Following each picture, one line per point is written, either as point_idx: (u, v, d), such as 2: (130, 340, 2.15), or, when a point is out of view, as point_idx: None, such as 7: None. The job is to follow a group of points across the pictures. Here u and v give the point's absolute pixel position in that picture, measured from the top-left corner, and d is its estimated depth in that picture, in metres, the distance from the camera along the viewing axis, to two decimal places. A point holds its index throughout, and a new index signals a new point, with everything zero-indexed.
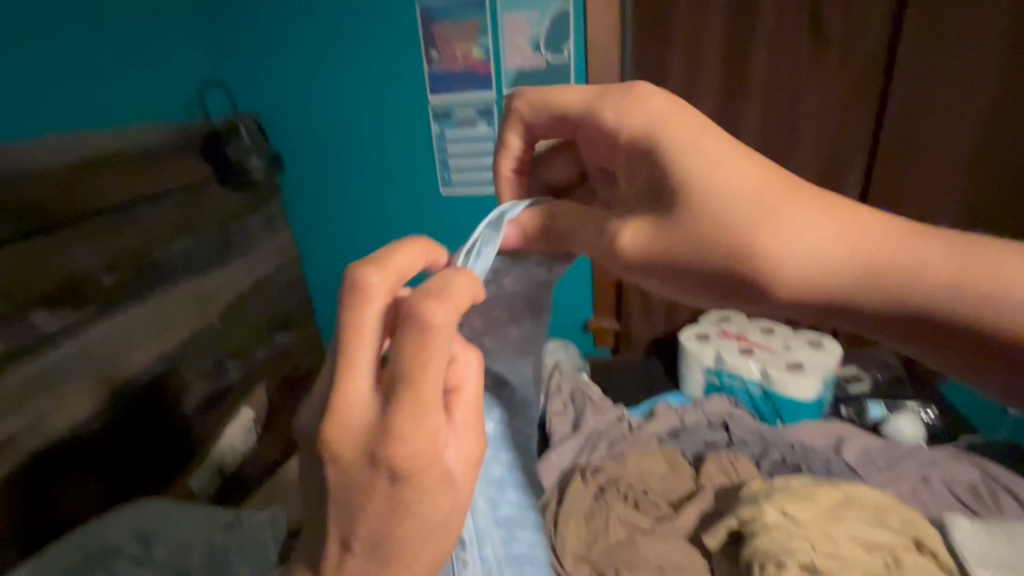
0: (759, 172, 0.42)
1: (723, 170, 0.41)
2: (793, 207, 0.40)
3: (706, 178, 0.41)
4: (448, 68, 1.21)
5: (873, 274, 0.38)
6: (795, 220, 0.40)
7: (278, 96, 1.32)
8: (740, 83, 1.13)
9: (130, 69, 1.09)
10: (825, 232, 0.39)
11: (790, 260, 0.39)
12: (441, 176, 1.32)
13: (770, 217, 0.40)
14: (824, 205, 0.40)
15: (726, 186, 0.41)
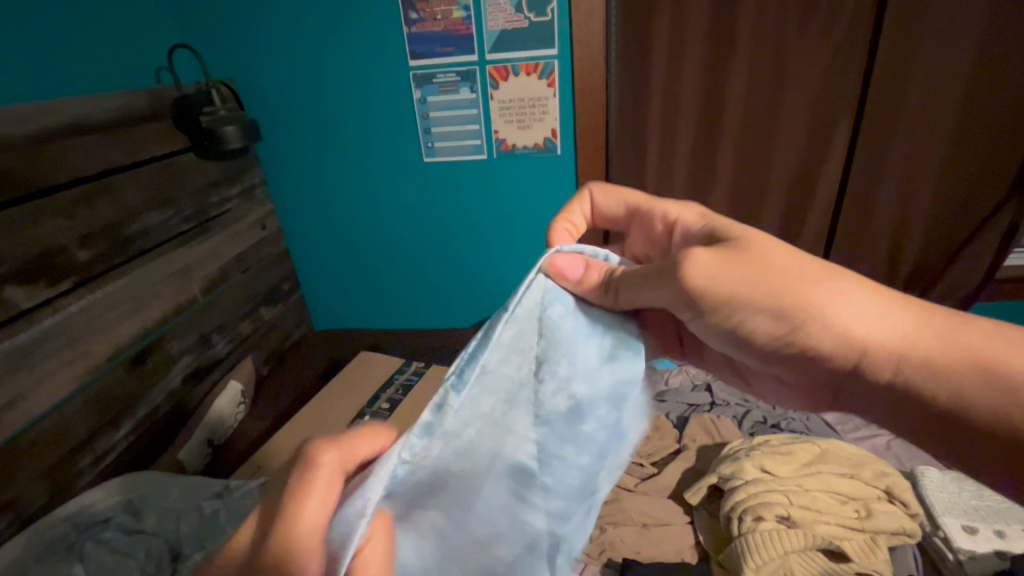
0: (798, 258, 0.47)
1: (766, 248, 0.47)
2: (836, 290, 0.45)
3: (751, 253, 0.47)
4: (428, 30, 1.17)
5: (911, 350, 0.43)
6: (839, 297, 0.45)
7: (252, 62, 1.27)
8: (727, 44, 1.11)
9: (94, 31, 1.04)
10: (868, 321, 0.44)
11: (863, 335, 0.44)
12: (424, 143, 1.30)
13: (816, 291, 0.45)
14: (867, 289, 0.46)
15: (769, 259, 0.46)
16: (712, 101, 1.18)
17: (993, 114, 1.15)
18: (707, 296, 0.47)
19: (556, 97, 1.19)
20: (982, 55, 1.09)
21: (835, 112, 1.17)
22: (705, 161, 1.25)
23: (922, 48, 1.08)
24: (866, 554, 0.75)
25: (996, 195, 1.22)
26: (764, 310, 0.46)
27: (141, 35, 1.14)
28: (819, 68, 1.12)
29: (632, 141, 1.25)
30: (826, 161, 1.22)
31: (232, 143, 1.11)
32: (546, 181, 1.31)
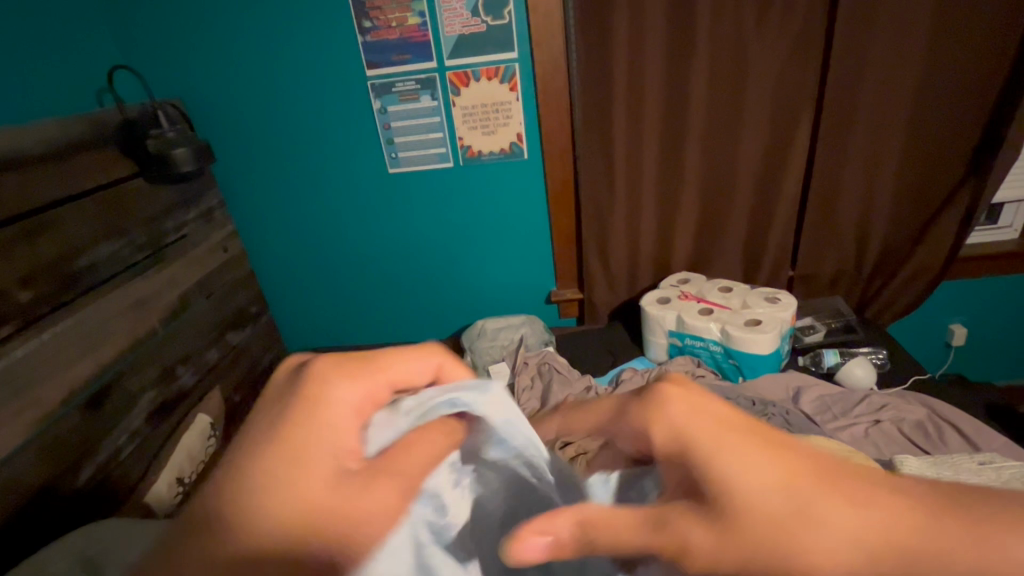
0: (729, 434, 0.30)
1: (693, 423, 0.31)
2: (758, 481, 0.28)
3: (671, 430, 0.32)
4: (383, 40, 1.14)
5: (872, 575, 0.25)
6: (746, 487, 0.29)
7: (199, 79, 1.21)
8: (687, 43, 1.10)
9: (24, 55, 0.97)
10: (776, 474, 0.28)
11: (761, 486, 0.28)
12: (388, 154, 1.26)
13: (744, 496, 0.29)
14: (808, 482, 0.28)
15: (698, 453, 0.30)
16: (675, 98, 1.16)
17: (943, 101, 1.17)
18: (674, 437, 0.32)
19: (518, 101, 1.19)
20: (933, 42, 1.11)
21: (798, 101, 1.17)
22: (672, 159, 1.23)
23: (873, 38, 1.10)
24: None
25: (954, 177, 1.25)
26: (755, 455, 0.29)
27: (77, 57, 1.08)
28: (777, 58, 1.12)
29: (598, 142, 1.21)
30: (791, 151, 1.22)
31: (183, 165, 1.07)
32: (514, 186, 1.29)
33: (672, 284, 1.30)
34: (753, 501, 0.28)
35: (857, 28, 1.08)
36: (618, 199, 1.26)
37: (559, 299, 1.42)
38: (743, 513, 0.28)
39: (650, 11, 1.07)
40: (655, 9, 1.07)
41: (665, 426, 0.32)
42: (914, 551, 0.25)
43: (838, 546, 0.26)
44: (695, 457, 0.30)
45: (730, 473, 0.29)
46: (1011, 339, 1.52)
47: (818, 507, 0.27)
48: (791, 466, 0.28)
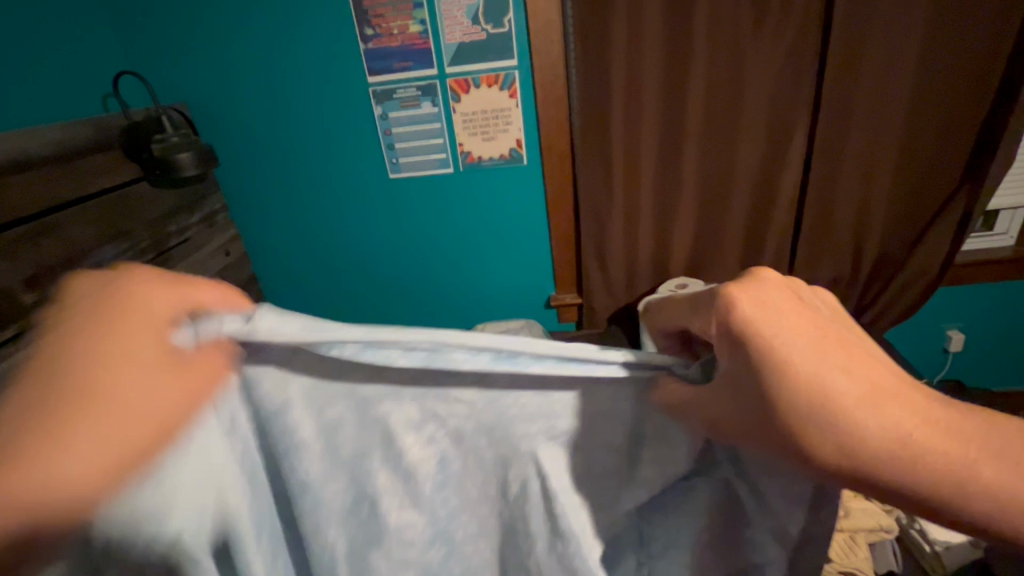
0: (810, 343, 0.33)
1: (782, 328, 0.33)
2: (837, 386, 0.31)
3: (746, 329, 0.34)
4: (385, 47, 1.15)
5: (912, 481, 0.29)
6: (821, 392, 0.31)
7: (203, 85, 1.23)
8: (684, 50, 1.12)
9: (30, 60, 0.99)
10: (857, 385, 0.31)
11: (843, 393, 0.31)
12: (388, 160, 1.28)
13: (812, 404, 0.31)
14: (871, 386, 0.31)
15: (776, 352, 0.33)
16: (673, 104, 1.18)
17: (937, 109, 1.19)
18: (755, 339, 0.33)
19: (518, 107, 1.20)
20: (926, 51, 1.13)
21: (795, 109, 1.18)
22: (669, 164, 1.25)
23: (868, 46, 1.11)
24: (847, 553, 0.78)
25: (950, 183, 1.26)
26: (832, 368, 0.32)
27: (83, 63, 1.10)
28: (773, 67, 1.14)
29: (596, 148, 1.22)
30: (787, 157, 1.23)
31: (186, 169, 1.07)
32: (514, 192, 1.31)
33: (671, 289, 1.31)
34: (861, 428, 0.30)
35: (851, 36, 1.10)
36: (616, 204, 1.27)
37: (559, 304, 1.43)
38: (850, 444, 0.30)
39: (647, 20, 1.09)
40: (652, 17, 1.08)
41: (742, 321, 0.34)
42: (956, 471, 0.29)
43: (985, 494, 0.28)
44: (777, 357, 0.33)
45: (803, 369, 0.32)
46: (1009, 343, 1.52)
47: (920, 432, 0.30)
48: (869, 381, 0.31)
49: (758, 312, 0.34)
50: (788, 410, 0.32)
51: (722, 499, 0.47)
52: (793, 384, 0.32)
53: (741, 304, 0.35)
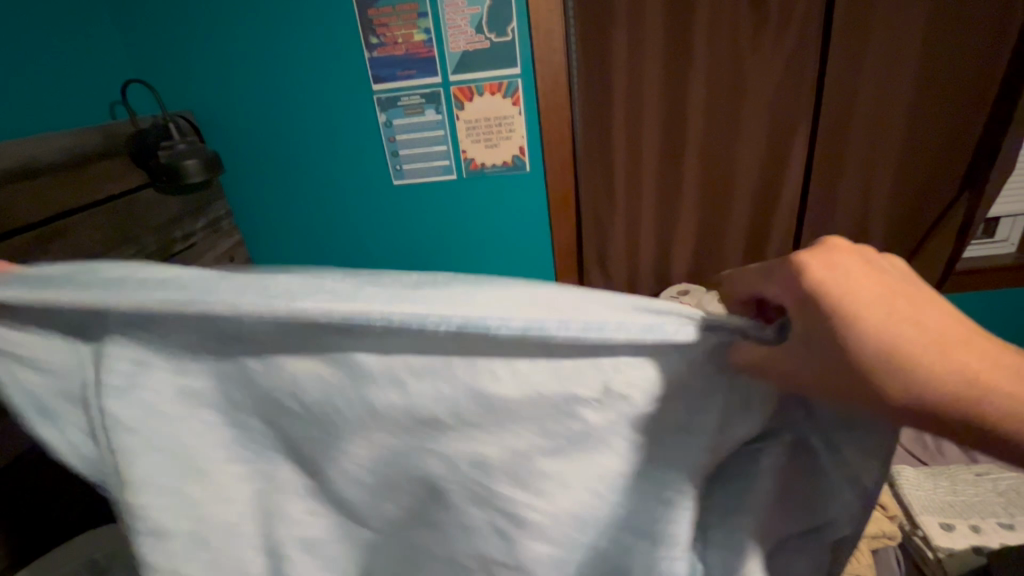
0: (875, 294, 0.33)
1: (850, 287, 0.34)
2: (908, 335, 0.32)
3: (817, 288, 0.34)
4: (390, 55, 1.17)
5: (990, 419, 0.31)
6: (895, 345, 0.32)
7: (209, 92, 1.24)
8: (685, 58, 1.13)
9: (41, 68, 1.00)
10: (928, 334, 0.32)
11: (917, 342, 0.32)
12: (392, 166, 1.29)
13: (887, 353, 0.32)
14: (944, 334, 0.32)
15: (844, 306, 0.33)
16: (674, 112, 1.19)
17: (937, 118, 1.20)
18: (824, 295, 0.34)
19: (521, 114, 1.21)
20: (926, 60, 1.14)
21: (795, 117, 1.19)
22: (671, 171, 1.26)
23: (867, 56, 1.12)
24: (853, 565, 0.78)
25: (950, 190, 1.27)
26: (907, 319, 0.32)
27: (91, 71, 1.11)
28: (774, 75, 1.15)
29: (598, 154, 1.23)
30: (788, 165, 1.24)
31: (192, 176, 1.09)
32: (516, 198, 1.31)
33: (672, 295, 1.32)
34: (941, 380, 0.31)
35: (851, 45, 1.11)
36: (618, 210, 1.28)
37: None
38: (928, 391, 0.31)
39: (649, 29, 1.10)
40: (653, 26, 1.10)
41: (810, 281, 0.34)
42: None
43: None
44: (847, 313, 0.33)
45: (876, 324, 0.32)
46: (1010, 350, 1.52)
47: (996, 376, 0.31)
48: (945, 333, 0.32)
49: (828, 274, 0.34)
50: (857, 360, 0.32)
51: (799, 474, 0.43)
52: (872, 336, 0.32)
53: (810, 271, 0.35)
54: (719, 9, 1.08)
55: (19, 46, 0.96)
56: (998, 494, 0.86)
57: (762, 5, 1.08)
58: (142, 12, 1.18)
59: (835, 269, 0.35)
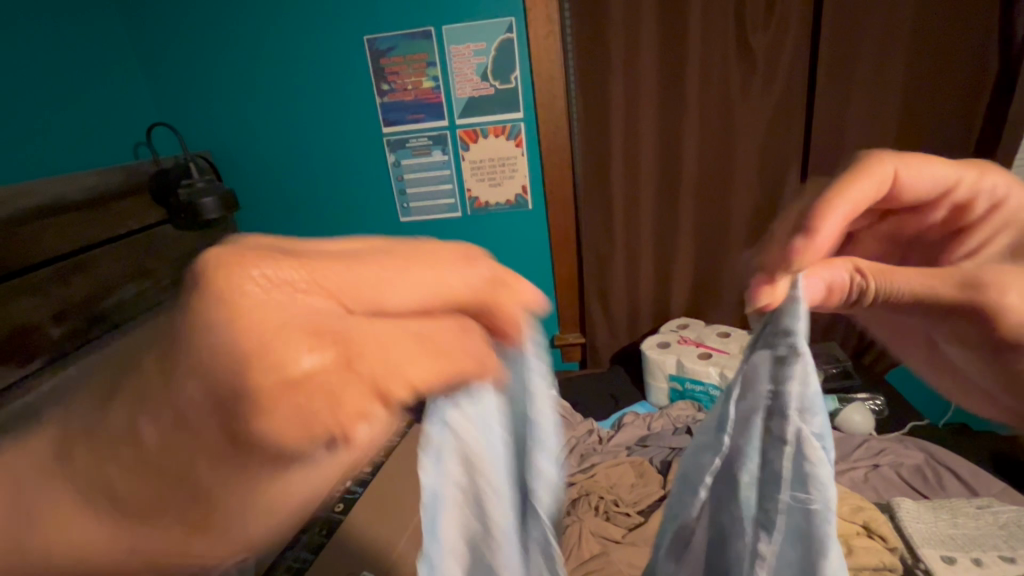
0: (922, 173, 0.46)
1: (925, 179, 0.47)
2: (923, 172, 0.46)
3: (929, 182, 0.47)
4: (400, 100, 1.24)
5: (912, 171, 0.46)
6: (928, 173, 0.46)
7: (229, 134, 1.31)
8: (678, 105, 1.20)
9: (73, 112, 1.07)
10: (916, 173, 0.46)
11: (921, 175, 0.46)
12: (400, 205, 1.34)
13: (927, 169, 0.46)
14: (909, 161, 0.45)
15: (929, 177, 0.47)
16: (669, 155, 1.25)
17: (926, 156, 1.24)
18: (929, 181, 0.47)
19: (524, 156, 1.27)
20: (911, 104, 1.20)
21: (787, 157, 1.24)
22: (668, 209, 1.30)
23: (854, 101, 1.19)
24: (878, 549, 0.76)
25: None
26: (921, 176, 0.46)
27: (120, 116, 1.19)
28: (764, 119, 1.21)
29: (598, 194, 1.28)
30: (781, 202, 1.28)
31: (209, 213, 1.11)
32: (519, 234, 1.35)
33: (672, 329, 1.34)
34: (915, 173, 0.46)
35: (839, 89, 1.17)
36: (618, 246, 1.32)
37: (562, 343, 1.46)
38: (917, 174, 0.46)
39: (644, 76, 1.17)
40: (649, 74, 1.17)
41: (934, 182, 0.47)
42: (902, 168, 0.45)
43: (902, 170, 0.45)
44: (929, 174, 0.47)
45: (925, 175, 0.46)
46: None
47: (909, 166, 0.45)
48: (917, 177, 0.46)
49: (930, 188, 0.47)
50: (923, 176, 0.46)
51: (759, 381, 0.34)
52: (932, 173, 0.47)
53: (931, 184, 0.47)
54: (709, 59, 1.16)
55: (53, 91, 1.04)
56: (999, 527, 0.79)
57: (748, 55, 1.15)
58: (171, 62, 1.27)
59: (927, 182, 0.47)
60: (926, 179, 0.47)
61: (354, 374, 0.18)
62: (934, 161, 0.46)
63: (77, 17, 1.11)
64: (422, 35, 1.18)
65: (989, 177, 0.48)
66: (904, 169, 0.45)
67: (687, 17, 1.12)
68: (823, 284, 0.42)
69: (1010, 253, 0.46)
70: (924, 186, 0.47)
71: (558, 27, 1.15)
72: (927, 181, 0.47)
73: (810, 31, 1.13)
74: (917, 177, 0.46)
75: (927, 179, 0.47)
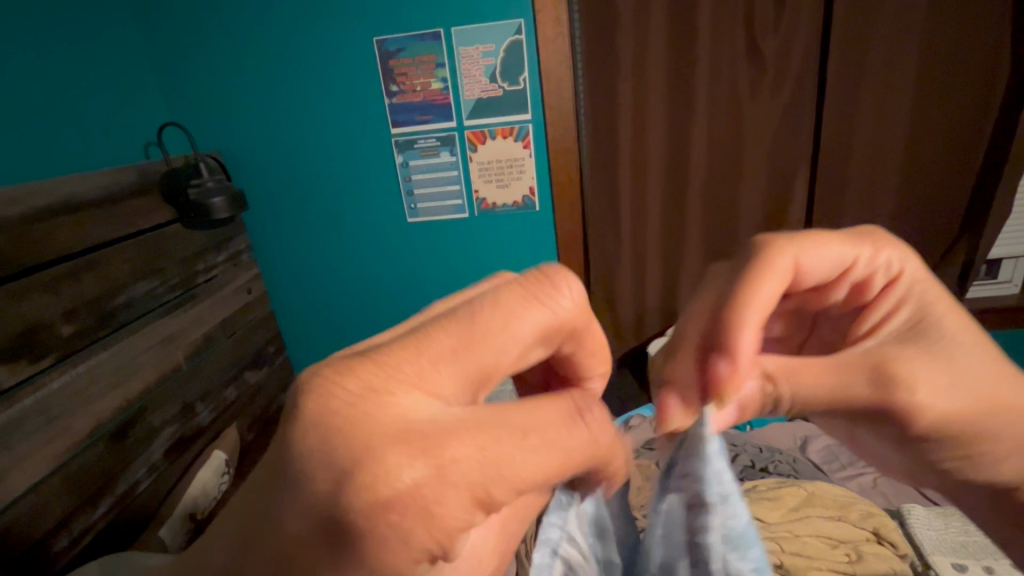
0: (820, 250, 0.50)
1: (826, 254, 0.50)
2: (820, 249, 0.50)
3: (830, 257, 0.50)
4: (408, 101, 1.24)
5: (808, 249, 0.49)
6: (826, 250, 0.50)
7: (238, 134, 1.32)
8: (686, 107, 1.19)
9: (85, 111, 1.08)
10: (813, 252, 0.49)
11: (819, 250, 0.49)
12: (407, 205, 1.34)
13: (825, 245, 0.50)
14: (805, 243, 0.49)
15: (829, 252, 0.50)
16: (677, 157, 1.24)
17: (937, 159, 1.23)
18: (831, 256, 0.50)
19: (531, 157, 1.26)
20: (922, 106, 1.19)
21: (796, 159, 1.23)
22: (676, 213, 1.30)
23: (864, 103, 1.18)
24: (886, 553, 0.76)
25: (949, 233, 1.30)
26: (820, 253, 0.49)
27: (130, 115, 1.20)
28: (774, 121, 1.20)
29: (605, 196, 1.29)
30: (788, 206, 1.28)
31: (218, 213, 1.14)
32: (526, 236, 1.36)
33: None
34: (813, 252, 0.49)
35: (848, 92, 1.17)
36: (624, 248, 1.32)
37: None
38: (814, 251, 0.49)
39: (652, 78, 1.17)
40: (658, 76, 1.17)
41: (836, 256, 0.50)
42: (796, 247, 0.49)
43: (796, 250, 0.48)
44: (827, 250, 0.50)
45: (823, 250, 0.50)
46: None
47: (805, 246, 0.49)
48: (815, 254, 0.49)
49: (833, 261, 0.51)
50: (822, 252, 0.50)
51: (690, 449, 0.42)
52: (830, 249, 0.50)
53: (834, 257, 0.50)
54: (719, 62, 1.15)
55: (65, 90, 1.04)
56: None
57: (758, 57, 1.15)
58: (182, 62, 1.28)
59: (828, 256, 0.50)
60: (827, 257, 0.50)
61: (481, 439, 0.29)
62: (830, 240, 0.50)
63: (89, 17, 1.11)
64: (431, 36, 1.18)
65: (884, 251, 0.51)
66: (799, 249, 0.49)
67: (697, 19, 1.11)
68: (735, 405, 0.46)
69: (910, 330, 0.49)
70: (827, 262, 0.50)
71: (568, 29, 1.15)
72: (827, 256, 0.50)
73: (820, 33, 1.13)
74: (815, 255, 0.49)
75: (825, 256, 0.50)
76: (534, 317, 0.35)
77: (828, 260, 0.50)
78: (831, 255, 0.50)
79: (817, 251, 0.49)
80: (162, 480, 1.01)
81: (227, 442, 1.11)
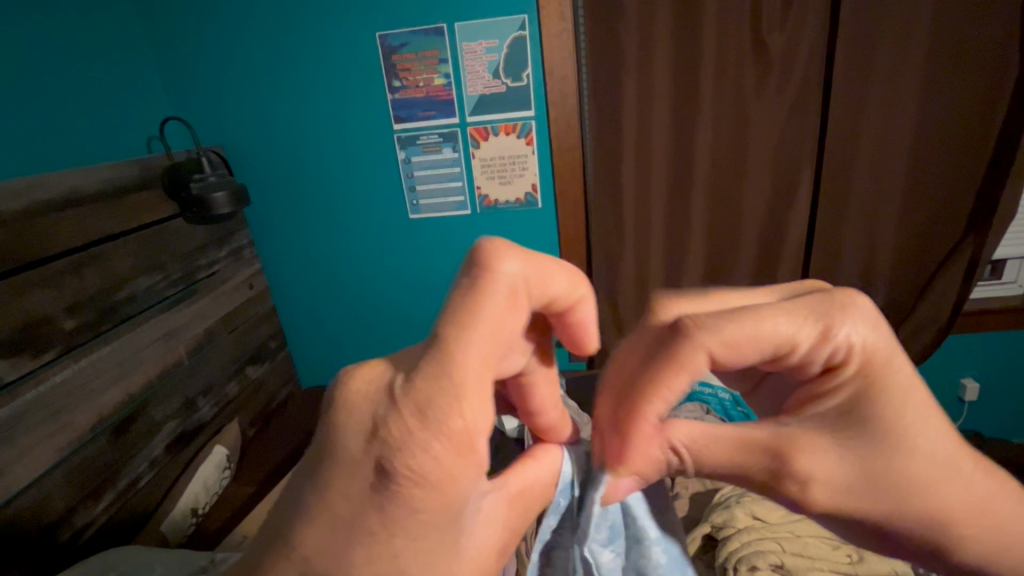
0: (737, 333, 0.37)
1: (741, 340, 0.38)
2: (736, 331, 0.38)
3: (747, 343, 0.38)
4: (411, 97, 1.23)
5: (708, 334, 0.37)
6: (748, 331, 0.38)
7: (240, 128, 1.32)
8: (690, 105, 1.19)
9: (87, 105, 1.08)
10: (716, 339, 0.37)
11: (725, 335, 0.37)
12: (409, 201, 1.34)
13: (747, 327, 0.38)
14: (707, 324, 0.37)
15: (748, 338, 0.38)
16: (680, 155, 1.24)
17: (942, 159, 1.22)
18: (745, 345, 0.38)
19: (534, 154, 1.26)
20: (927, 105, 1.18)
21: (801, 158, 1.22)
22: (679, 212, 1.30)
23: (869, 101, 1.17)
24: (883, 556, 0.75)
25: (955, 231, 1.29)
26: (731, 342, 0.37)
27: (132, 109, 1.19)
28: (778, 118, 1.19)
29: (608, 194, 1.28)
30: (792, 204, 1.27)
31: (220, 208, 1.12)
32: (528, 233, 1.35)
33: None
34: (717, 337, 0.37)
35: (853, 91, 1.16)
36: (627, 246, 1.32)
37: None
38: (714, 339, 0.37)
39: (656, 75, 1.16)
40: (662, 73, 1.16)
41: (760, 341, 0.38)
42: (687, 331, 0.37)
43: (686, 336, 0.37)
44: (738, 338, 0.38)
45: (736, 334, 0.37)
46: None
47: (704, 329, 0.37)
48: (723, 341, 0.37)
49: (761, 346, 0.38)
50: (726, 340, 0.38)
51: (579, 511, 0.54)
52: (747, 336, 0.38)
53: (761, 341, 0.38)
54: (723, 58, 1.15)
55: (67, 83, 1.04)
56: None
57: (763, 55, 1.14)
58: (184, 57, 1.27)
59: (747, 345, 0.38)
60: (734, 350, 0.38)
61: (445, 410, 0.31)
62: (759, 319, 0.38)
63: (92, 10, 1.11)
64: (434, 32, 1.17)
65: (836, 334, 0.38)
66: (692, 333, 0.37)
67: (702, 15, 1.10)
68: (632, 478, 0.44)
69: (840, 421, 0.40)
70: (742, 351, 0.38)
71: (571, 26, 1.14)
72: (740, 345, 0.38)
73: (827, 30, 1.12)
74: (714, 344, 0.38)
75: (736, 347, 0.38)
76: (491, 298, 0.32)
77: (736, 353, 0.38)
78: (748, 346, 0.38)
79: (716, 337, 0.37)
80: (162, 476, 1.01)
81: (227, 438, 1.11)
